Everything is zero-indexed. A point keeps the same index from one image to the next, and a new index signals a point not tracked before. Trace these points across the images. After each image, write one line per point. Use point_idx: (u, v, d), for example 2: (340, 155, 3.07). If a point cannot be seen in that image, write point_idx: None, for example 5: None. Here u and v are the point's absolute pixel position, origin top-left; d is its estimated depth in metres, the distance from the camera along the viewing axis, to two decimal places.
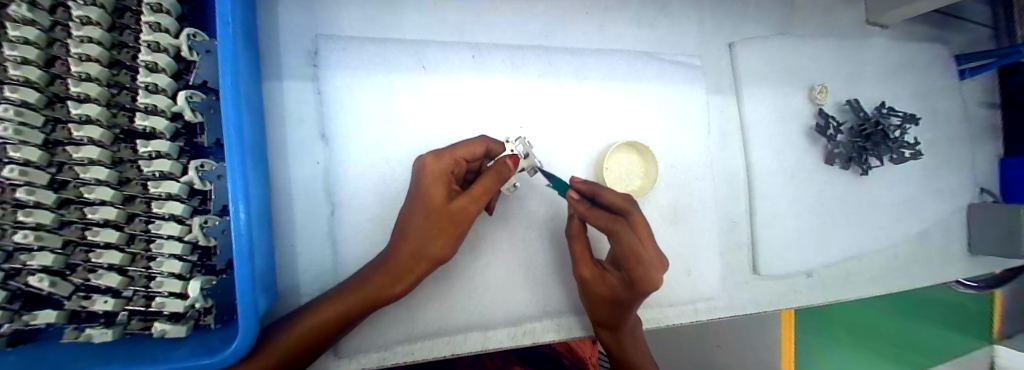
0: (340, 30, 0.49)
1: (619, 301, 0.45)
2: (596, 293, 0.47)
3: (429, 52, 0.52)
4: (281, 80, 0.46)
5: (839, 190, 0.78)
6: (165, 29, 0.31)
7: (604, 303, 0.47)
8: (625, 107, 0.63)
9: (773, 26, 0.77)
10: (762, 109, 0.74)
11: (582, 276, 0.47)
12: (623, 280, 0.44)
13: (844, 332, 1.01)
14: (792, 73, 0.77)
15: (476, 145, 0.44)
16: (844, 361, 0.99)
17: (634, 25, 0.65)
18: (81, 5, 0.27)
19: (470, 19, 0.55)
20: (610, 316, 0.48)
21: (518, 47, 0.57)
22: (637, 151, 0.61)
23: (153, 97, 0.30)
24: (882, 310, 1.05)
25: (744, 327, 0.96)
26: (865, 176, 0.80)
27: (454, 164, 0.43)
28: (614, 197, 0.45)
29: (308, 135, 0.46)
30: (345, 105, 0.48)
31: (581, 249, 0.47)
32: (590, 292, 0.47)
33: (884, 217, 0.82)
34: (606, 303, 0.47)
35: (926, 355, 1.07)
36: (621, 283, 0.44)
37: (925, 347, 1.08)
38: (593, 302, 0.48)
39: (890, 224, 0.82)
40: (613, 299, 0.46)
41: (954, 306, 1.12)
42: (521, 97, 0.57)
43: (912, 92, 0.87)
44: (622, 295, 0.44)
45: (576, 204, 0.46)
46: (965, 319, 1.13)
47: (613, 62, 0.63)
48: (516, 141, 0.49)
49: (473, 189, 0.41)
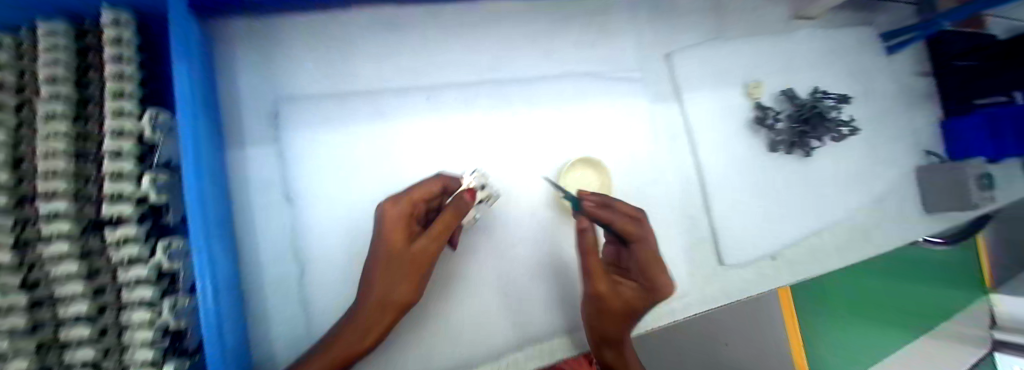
0: (296, 91, 0.52)
1: (631, 310, 0.48)
2: (610, 307, 0.47)
3: (385, 101, 0.56)
4: (245, 147, 0.49)
5: (786, 174, 0.85)
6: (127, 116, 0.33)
7: (616, 317, 0.48)
8: (577, 124, 0.68)
9: (706, 33, 0.84)
10: (703, 111, 0.80)
11: (600, 293, 0.46)
12: (640, 287, 0.49)
13: (847, 308, 1.00)
14: (725, 73, 0.84)
15: (431, 186, 0.48)
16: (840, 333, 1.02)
17: (578, 48, 0.71)
18: (47, 103, 0.29)
19: (421, 64, 0.60)
20: (619, 328, 0.49)
21: (469, 84, 0.62)
22: (591, 165, 0.67)
23: (118, 185, 0.31)
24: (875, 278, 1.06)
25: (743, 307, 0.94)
26: (809, 158, 0.87)
27: (411, 207, 0.46)
28: (629, 208, 0.49)
29: (274, 196, 0.49)
30: (308, 164, 0.51)
31: (596, 264, 0.46)
32: (605, 307, 0.47)
33: (834, 193, 0.88)
34: (620, 315, 0.48)
35: (903, 316, 1.12)
36: (638, 290, 0.49)
37: (913, 307, 1.13)
38: (604, 318, 0.48)
39: (840, 199, 0.88)
40: (629, 309, 0.48)
41: (931, 265, 1.16)
42: (478, 129, 0.61)
43: (842, 75, 0.94)
44: (640, 301, 0.48)
45: (597, 216, 0.47)
46: (941, 271, 1.19)
47: (560, 85, 0.68)
48: (472, 175, 0.53)
49: (430, 230, 0.45)
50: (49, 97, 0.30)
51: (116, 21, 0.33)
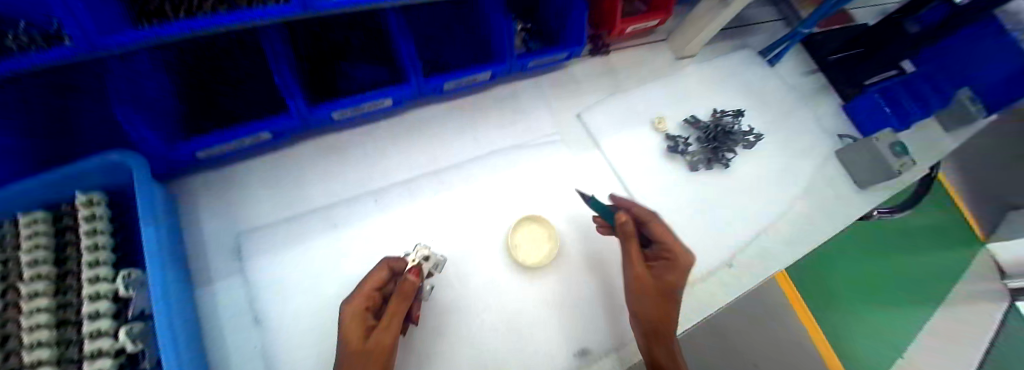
0: (252, 223, 0.56)
1: (666, 292, 0.46)
2: (646, 290, 0.45)
3: (338, 214, 0.60)
4: (211, 282, 0.51)
5: (743, 192, 0.81)
6: (103, 277, 0.37)
7: (654, 303, 0.45)
8: (514, 193, 0.70)
9: (605, 88, 0.85)
10: (630, 155, 0.80)
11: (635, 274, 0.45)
12: (665, 269, 0.47)
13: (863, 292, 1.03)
14: (633, 114, 0.84)
15: (378, 272, 0.45)
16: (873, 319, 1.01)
17: (498, 126, 0.75)
18: (30, 283, 0.34)
19: (372, 167, 0.66)
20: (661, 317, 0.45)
21: (410, 180, 0.66)
22: (537, 222, 0.67)
23: (99, 340, 0.33)
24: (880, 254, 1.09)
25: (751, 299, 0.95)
26: (763, 169, 0.83)
27: (363, 298, 0.42)
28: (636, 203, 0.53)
29: (242, 323, 0.50)
30: (274, 283, 0.53)
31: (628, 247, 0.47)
32: (640, 291, 0.46)
33: (814, 193, 0.82)
34: (655, 298, 0.45)
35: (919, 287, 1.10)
36: (665, 272, 0.47)
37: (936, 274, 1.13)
38: (643, 304, 0.45)
39: (821, 199, 0.81)
40: (662, 291, 0.46)
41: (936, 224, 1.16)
42: (425, 215, 0.63)
43: (743, 86, 0.90)
44: (670, 280, 0.46)
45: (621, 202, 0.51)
46: (953, 231, 1.18)
47: (490, 161, 0.71)
48: (415, 252, 0.53)
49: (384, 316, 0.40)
50: (32, 278, 0.34)
51: (90, 199, 0.38)
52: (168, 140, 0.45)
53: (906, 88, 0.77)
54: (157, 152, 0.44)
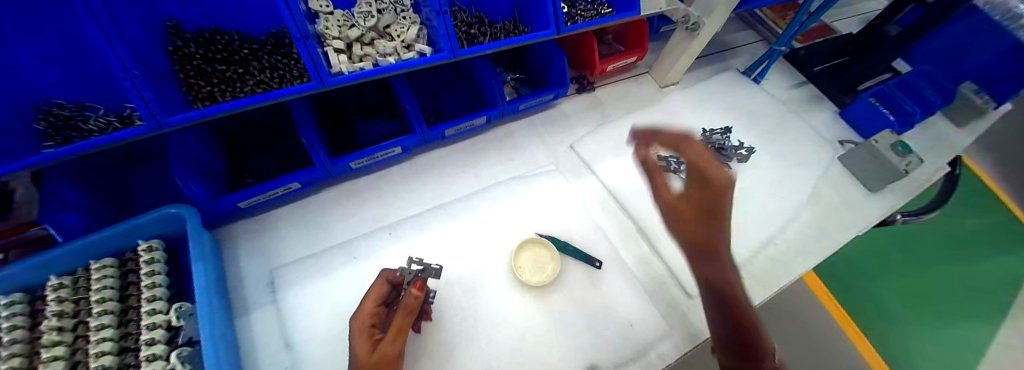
0: (286, 259, 0.65)
1: (699, 216, 0.34)
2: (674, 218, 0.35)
3: (357, 248, 0.67)
4: (248, 313, 0.58)
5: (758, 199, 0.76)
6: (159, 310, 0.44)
7: (684, 230, 0.34)
8: (517, 220, 0.73)
9: (593, 121, 0.92)
10: (624, 178, 0.83)
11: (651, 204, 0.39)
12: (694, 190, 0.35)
13: (909, 304, 1.02)
14: (623, 141, 0.89)
15: (377, 289, 0.51)
16: (930, 332, 0.98)
17: (498, 162, 0.84)
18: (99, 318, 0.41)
19: (389, 207, 0.74)
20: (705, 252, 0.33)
21: (420, 215, 0.73)
22: (540, 245, 0.68)
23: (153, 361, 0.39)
24: (918, 261, 1.09)
25: (785, 315, 0.97)
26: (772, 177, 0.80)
27: (369, 317, 0.47)
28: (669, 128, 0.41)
29: (274, 348, 0.55)
30: (302, 312, 0.59)
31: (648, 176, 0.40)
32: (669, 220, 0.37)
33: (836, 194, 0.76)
34: (691, 225, 0.34)
35: (965, 291, 1.05)
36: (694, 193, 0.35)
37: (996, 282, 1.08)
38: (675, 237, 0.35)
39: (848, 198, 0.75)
40: (699, 216, 0.34)
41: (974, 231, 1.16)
42: (436, 245, 0.69)
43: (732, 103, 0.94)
44: (699, 204, 0.34)
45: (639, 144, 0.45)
46: (997, 235, 1.17)
47: (493, 194, 0.77)
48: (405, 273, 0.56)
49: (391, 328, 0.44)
50: (100, 313, 0.41)
51: (149, 245, 0.47)
52: (213, 195, 0.56)
53: (902, 89, 0.79)
54: (206, 205, 0.55)
